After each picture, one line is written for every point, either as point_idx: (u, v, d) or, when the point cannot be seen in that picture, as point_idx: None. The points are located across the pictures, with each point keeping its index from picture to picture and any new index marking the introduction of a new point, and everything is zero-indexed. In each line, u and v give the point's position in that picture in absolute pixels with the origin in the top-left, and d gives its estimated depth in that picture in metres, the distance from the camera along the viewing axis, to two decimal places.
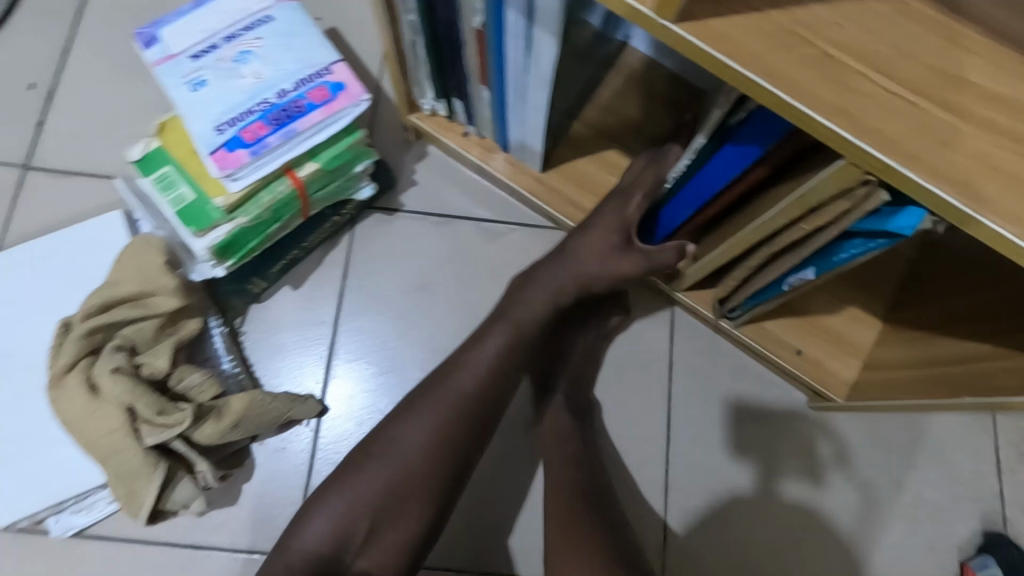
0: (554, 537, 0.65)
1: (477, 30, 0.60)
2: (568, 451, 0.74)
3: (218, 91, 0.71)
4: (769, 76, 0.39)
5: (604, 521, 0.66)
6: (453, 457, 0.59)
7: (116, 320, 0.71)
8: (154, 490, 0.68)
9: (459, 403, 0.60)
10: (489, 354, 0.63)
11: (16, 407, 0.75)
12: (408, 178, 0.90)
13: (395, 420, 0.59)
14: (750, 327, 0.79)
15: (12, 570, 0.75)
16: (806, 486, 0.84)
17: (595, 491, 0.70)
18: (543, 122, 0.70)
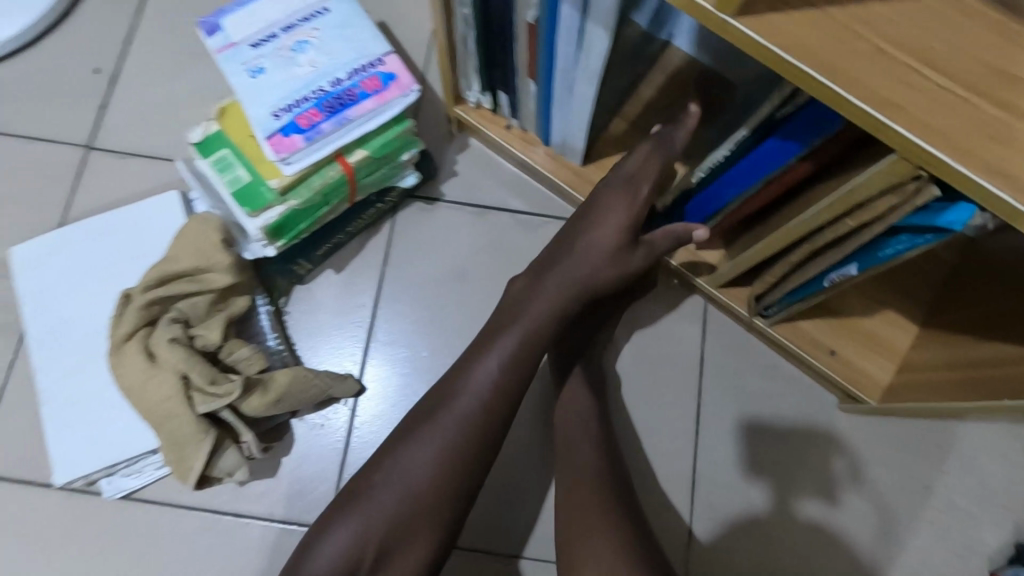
0: (568, 530, 0.67)
1: (529, 24, 0.63)
2: (576, 442, 0.75)
3: (277, 79, 0.75)
4: (824, 69, 0.40)
5: (617, 505, 0.68)
6: (457, 480, 0.60)
7: (173, 294, 0.74)
8: (203, 456, 0.71)
9: (473, 412, 0.62)
10: (496, 364, 0.63)
11: (75, 373, 0.79)
12: (449, 168, 0.92)
13: (423, 424, 0.62)
14: (784, 326, 0.80)
15: (67, 525, 0.79)
16: (819, 491, 0.84)
17: (606, 474, 0.72)
18: (587, 116, 0.71)
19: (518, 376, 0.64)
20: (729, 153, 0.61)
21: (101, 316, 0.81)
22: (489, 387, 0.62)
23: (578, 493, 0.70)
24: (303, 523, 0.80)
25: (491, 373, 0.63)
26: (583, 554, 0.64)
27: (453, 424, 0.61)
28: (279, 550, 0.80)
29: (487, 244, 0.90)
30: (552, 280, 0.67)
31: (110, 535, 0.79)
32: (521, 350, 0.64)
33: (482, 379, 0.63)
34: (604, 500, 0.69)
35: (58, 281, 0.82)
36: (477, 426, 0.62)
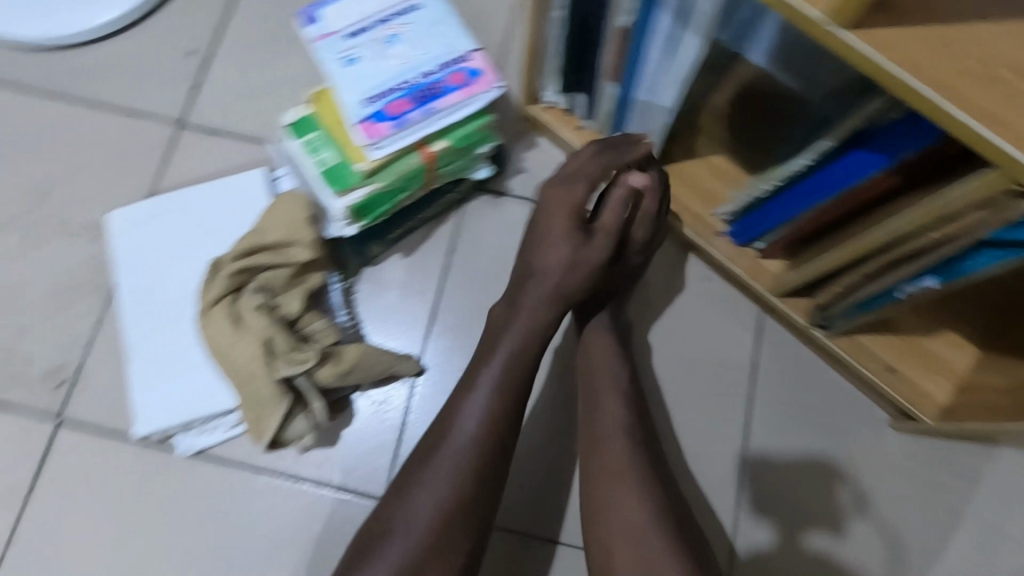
0: (591, 494, 0.67)
1: (621, 28, 0.64)
2: (597, 404, 0.72)
3: (368, 69, 0.79)
4: (934, 84, 0.42)
5: (643, 470, 0.67)
6: (466, 520, 0.62)
7: (258, 264, 0.78)
8: (278, 418, 0.75)
9: (471, 446, 0.64)
10: (482, 400, 0.66)
11: (160, 334, 0.84)
12: (517, 164, 0.95)
13: (422, 471, 0.63)
14: (846, 340, 0.80)
15: (140, 477, 0.84)
16: (852, 516, 0.85)
17: (631, 436, 0.70)
18: (669, 116, 0.74)
19: (507, 411, 0.66)
20: (810, 163, 0.64)
21: (188, 282, 0.86)
22: (477, 425, 0.64)
23: (600, 458, 0.68)
24: (358, 493, 0.84)
25: (478, 415, 0.65)
26: (610, 520, 0.64)
27: (451, 470, 0.63)
28: (339, 517, 0.83)
29: None
30: (523, 305, 0.70)
31: (180, 489, 0.83)
32: (503, 382, 0.66)
33: (467, 422, 0.65)
34: (629, 466, 0.67)
35: (147, 248, 0.87)
36: (476, 469, 0.63)
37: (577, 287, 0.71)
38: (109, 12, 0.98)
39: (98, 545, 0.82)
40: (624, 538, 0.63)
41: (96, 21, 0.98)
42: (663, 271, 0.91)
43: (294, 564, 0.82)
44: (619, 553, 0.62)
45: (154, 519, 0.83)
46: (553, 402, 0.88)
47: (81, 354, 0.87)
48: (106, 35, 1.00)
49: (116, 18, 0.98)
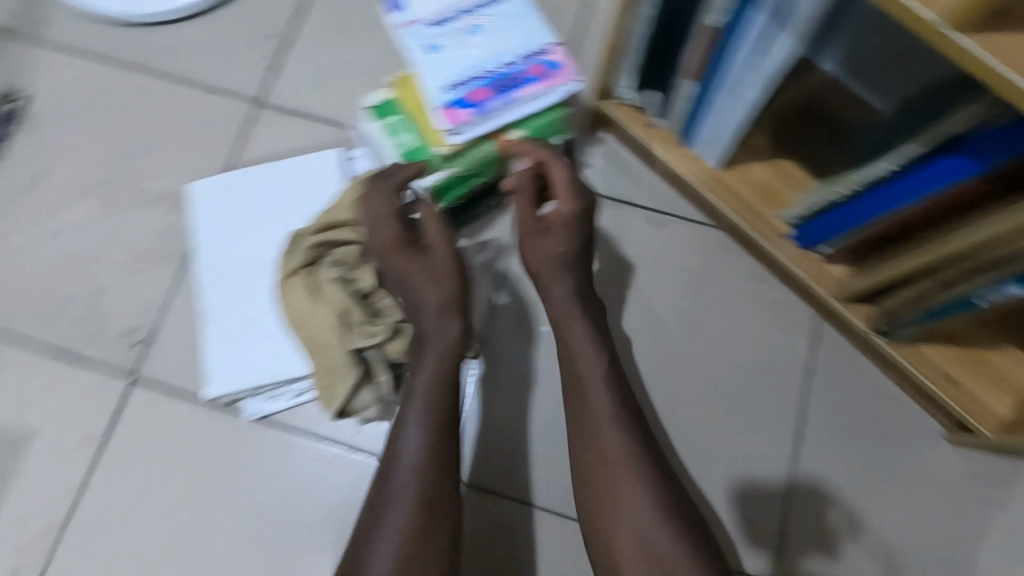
0: (586, 488, 0.69)
1: (709, 28, 0.66)
2: (584, 405, 0.72)
3: (451, 56, 0.81)
4: None
5: (638, 465, 0.68)
6: (431, 541, 0.65)
7: (335, 239, 0.81)
8: (348, 387, 0.79)
9: (419, 464, 0.67)
10: (416, 428, 0.69)
11: (238, 301, 0.89)
12: (582, 158, 0.97)
13: (384, 494, 0.67)
14: (906, 348, 0.81)
15: (208, 439, 0.87)
16: (900, 523, 0.86)
17: (622, 432, 0.69)
18: (745, 116, 0.75)
19: (440, 431, 0.69)
20: (894, 168, 0.64)
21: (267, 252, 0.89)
22: (416, 449, 0.68)
23: (592, 456, 0.69)
24: None
25: (415, 446, 0.68)
26: (612, 516, 0.66)
27: (415, 494, 0.66)
28: None
29: (612, 234, 0.95)
30: (430, 324, 0.72)
31: (243, 453, 0.87)
32: (431, 407, 0.70)
33: (409, 447, 0.68)
34: (623, 463, 0.68)
35: (227, 219, 0.91)
36: (431, 486, 0.67)
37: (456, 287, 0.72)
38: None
39: (163, 499, 0.86)
40: (627, 536, 0.65)
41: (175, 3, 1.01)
42: (722, 270, 0.93)
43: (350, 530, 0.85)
44: (620, 548, 0.65)
45: (218, 477, 0.86)
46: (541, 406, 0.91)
47: (156, 316, 0.91)
48: (183, 15, 1.03)
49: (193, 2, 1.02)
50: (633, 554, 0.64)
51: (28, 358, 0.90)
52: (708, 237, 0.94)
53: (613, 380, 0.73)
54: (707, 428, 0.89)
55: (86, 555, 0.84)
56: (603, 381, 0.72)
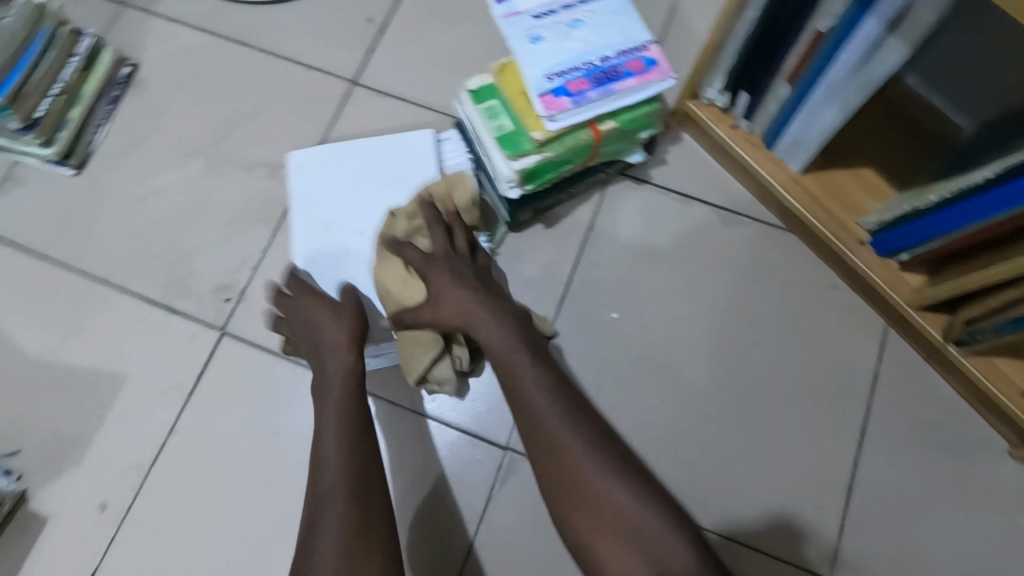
0: (551, 483, 0.63)
1: (818, 32, 0.71)
2: (524, 407, 0.67)
3: (552, 47, 0.85)
4: None
5: (597, 451, 0.62)
6: (373, 534, 0.66)
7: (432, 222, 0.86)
8: (429, 358, 0.82)
9: (342, 474, 0.70)
10: (332, 443, 0.73)
11: (329, 266, 0.92)
12: (661, 156, 1.00)
13: (310, 509, 0.68)
14: (977, 359, 0.82)
15: (290, 395, 0.92)
16: (963, 535, 0.86)
17: (570, 424, 0.64)
18: (838, 121, 0.78)
19: (356, 436, 0.73)
20: (991, 176, 0.68)
21: (358, 221, 0.94)
22: (336, 456, 0.71)
23: (544, 453, 0.64)
24: (483, 437, 0.90)
25: (335, 451, 0.72)
26: (584, 509, 0.61)
27: (346, 491, 0.69)
28: (464, 457, 0.90)
29: (685, 229, 0.98)
30: (336, 355, 0.79)
31: None
32: (342, 420, 0.74)
33: (328, 456, 0.72)
34: (575, 456, 0.62)
35: (321, 190, 0.96)
36: (359, 492, 0.69)
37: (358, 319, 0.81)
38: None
39: (243, 448, 0.90)
40: (604, 530, 0.59)
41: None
42: (793, 273, 0.95)
43: (416, 492, 0.89)
44: (599, 540, 0.59)
45: (296, 433, 0.91)
46: None
47: (248, 275, 0.96)
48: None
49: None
50: (614, 544, 0.58)
51: (126, 305, 0.96)
52: (781, 240, 0.96)
53: (544, 375, 0.68)
54: (770, 424, 0.91)
55: (167, 495, 0.89)
56: (533, 378, 0.67)
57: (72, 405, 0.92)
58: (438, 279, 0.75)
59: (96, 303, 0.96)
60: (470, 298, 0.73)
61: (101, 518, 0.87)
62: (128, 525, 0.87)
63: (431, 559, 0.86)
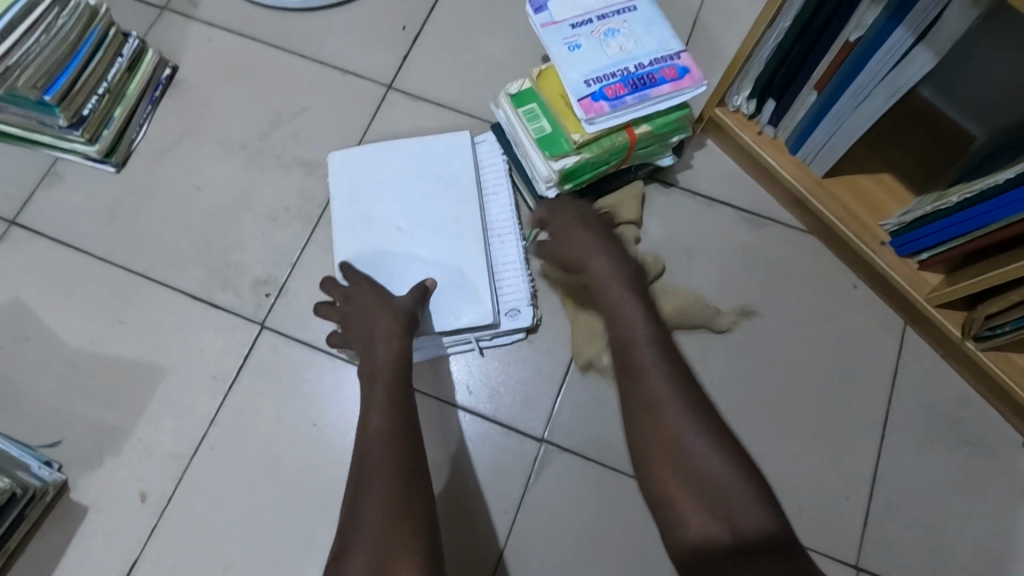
0: (637, 425, 0.64)
1: (848, 43, 0.75)
2: (625, 341, 0.70)
3: (590, 54, 0.89)
4: None
5: (687, 397, 0.64)
6: (415, 502, 0.66)
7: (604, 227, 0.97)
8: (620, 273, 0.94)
9: (386, 442, 0.72)
10: (379, 421, 0.74)
11: (373, 260, 0.95)
12: (687, 161, 1.04)
13: (356, 479, 0.69)
14: (995, 355, 0.86)
15: (328, 387, 0.94)
16: (982, 524, 0.89)
17: (669, 365, 0.67)
18: (865, 127, 0.82)
19: (398, 417, 0.75)
20: (1010, 178, 0.72)
21: (398, 214, 0.97)
22: (378, 432, 0.73)
23: (637, 384, 0.66)
24: (520, 429, 0.93)
25: (384, 429, 0.73)
26: (664, 456, 0.61)
27: (393, 465, 0.69)
28: (501, 449, 0.92)
29: (711, 230, 1.02)
30: (380, 340, 0.82)
31: None
32: (387, 399, 0.77)
33: (375, 429, 0.73)
34: (667, 395, 0.64)
35: (363, 187, 0.98)
36: (403, 461, 0.70)
37: (404, 307, 0.86)
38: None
39: (282, 439, 0.91)
40: (681, 478, 0.59)
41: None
42: (816, 272, 0.99)
43: (455, 482, 0.91)
44: (672, 479, 0.59)
45: (337, 423, 0.92)
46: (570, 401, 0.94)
47: (288, 270, 0.99)
48: (324, 6, 1.13)
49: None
50: (688, 485, 0.58)
51: (167, 298, 0.97)
52: (803, 242, 1.01)
53: (647, 314, 0.72)
54: (797, 417, 0.94)
55: (207, 485, 0.90)
56: (638, 314, 0.72)
57: (112, 396, 0.93)
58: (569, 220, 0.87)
59: (137, 296, 0.97)
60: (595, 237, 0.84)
61: (142, 507, 0.88)
62: (169, 515, 0.88)
63: (471, 547, 0.88)
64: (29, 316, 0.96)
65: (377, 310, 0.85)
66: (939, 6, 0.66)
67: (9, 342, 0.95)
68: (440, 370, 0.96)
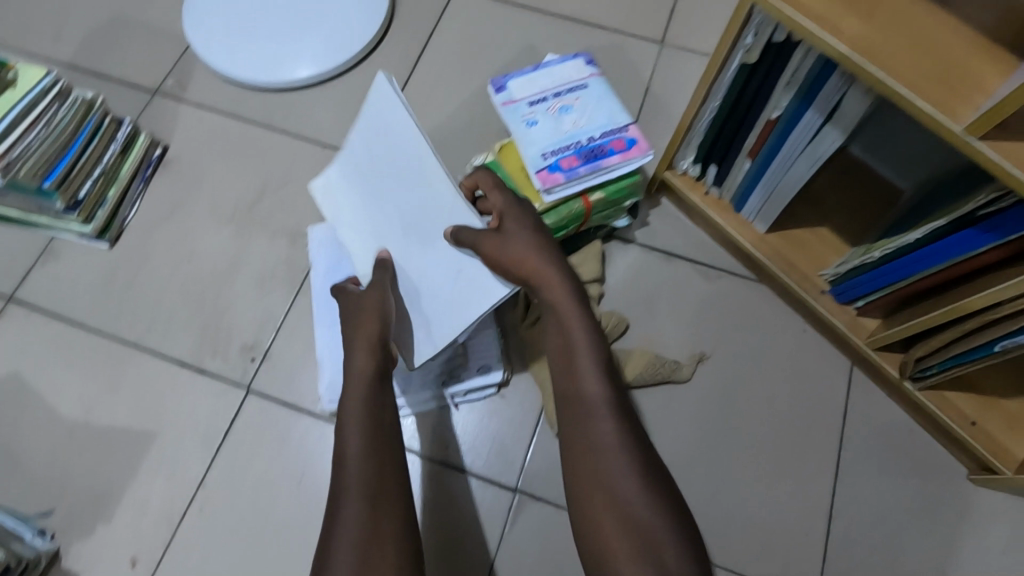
0: (581, 476, 0.72)
1: (770, 119, 0.83)
2: (576, 379, 0.78)
3: (545, 130, 0.98)
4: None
5: (627, 450, 0.71)
6: (387, 509, 0.70)
7: None
8: None
9: (366, 451, 0.74)
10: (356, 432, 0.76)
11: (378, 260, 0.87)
12: (643, 219, 1.12)
13: (338, 489, 0.72)
14: (931, 393, 0.92)
15: (310, 446, 0.98)
16: (934, 555, 0.94)
17: (612, 419, 0.74)
18: (796, 189, 0.90)
19: (378, 425, 0.77)
20: (918, 238, 0.77)
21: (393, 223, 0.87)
22: (357, 446, 0.74)
23: (584, 437, 0.73)
24: (493, 481, 0.97)
25: (363, 440, 0.75)
26: (604, 508, 0.68)
27: (373, 476, 0.72)
28: (477, 501, 0.97)
29: (668, 283, 1.09)
30: (359, 347, 0.81)
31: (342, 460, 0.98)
32: (367, 412, 0.77)
33: (352, 446, 0.74)
34: (608, 449, 0.71)
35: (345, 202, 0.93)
36: (384, 474, 0.73)
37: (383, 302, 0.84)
38: (310, 66, 1.21)
39: (266, 499, 0.96)
40: (617, 530, 0.66)
41: (298, 75, 1.21)
42: (767, 319, 1.07)
43: (432, 534, 0.95)
44: (609, 529, 0.67)
45: (318, 482, 0.96)
46: (542, 451, 0.99)
47: (272, 335, 1.05)
48: (305, 84, 1.23)
49: (313, 74, 1.21)
50: (619, 529, 0.66)
51: (156, 367, 1.03)
52: (753, 290, 1.08)
53: (595, 361, 0.78)
54: (755, 457, 0.99)
55: (194, 549, 0.93)
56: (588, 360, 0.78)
57: (102, 464, 0.97)
58: (518, 232, 0.82)
59: (127, 365, 1.03)
60: (549, 258, 0.81)
61: (132, 573, 0.92)
62: None
63: None
64: (24, 389, 1.01)
65: (370, 304, 0.83)
66: (838, 94, 0.74)
67: (7, 415, 1.00)
68: (416, 426, 1.01)
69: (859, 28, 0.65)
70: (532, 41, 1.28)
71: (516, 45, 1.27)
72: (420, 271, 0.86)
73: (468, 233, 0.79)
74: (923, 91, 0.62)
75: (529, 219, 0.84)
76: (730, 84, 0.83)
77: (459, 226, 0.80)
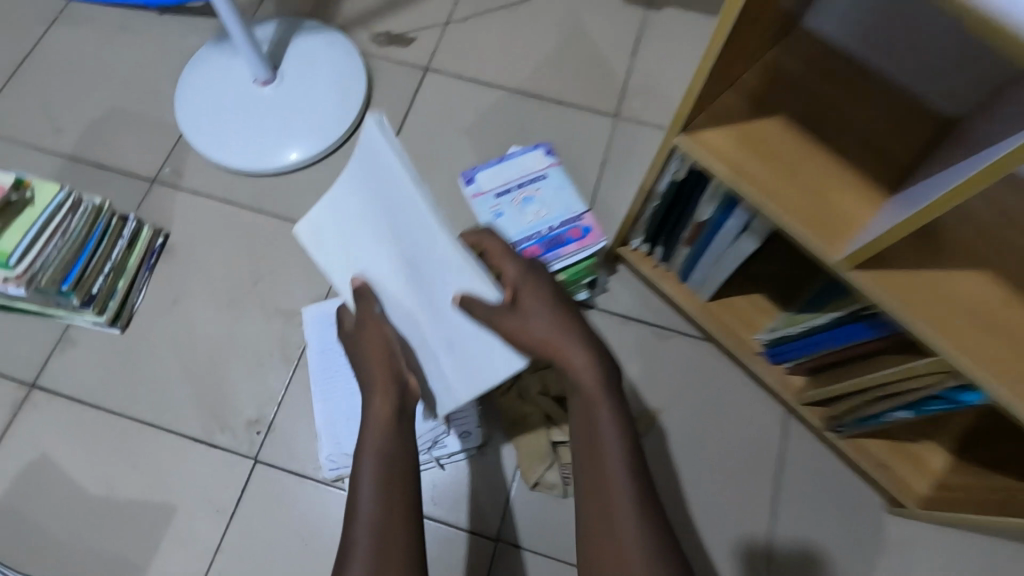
0: (595, 546, 0.72)
1: (700, 221, 0.98)
2: (596, 442, 0.77)
3: (510, 221, 1.11)
4: (888, 292, 0.74)
5: (642, 518, 0.72)
6: (395, 534, 0.72)
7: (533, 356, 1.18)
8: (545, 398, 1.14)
9: (383, 474, 0.76)
10: (373, 449, 0.77)
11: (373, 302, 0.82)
12: (603, 286, 1.26)
13: (356, 502, 0.75)
14: (849, 441, 1.08)
15: (312, 509, 1.11)
16: None
17: (632, 484, 0.74)
18: (727, 274, 1.05)
19: (398, 445, 0.78)
20: (824, 323, 0.92)
21: (384, 261, 0.81)
22: (375, 465, 0.76)
23: (602, 504, 0.73)
24: (476, 533, 1.11)
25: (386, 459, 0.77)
26: None
27: (391, 496, 0.75)
28: (462, 550, 1.10)
29: (626, 344, 1.23)
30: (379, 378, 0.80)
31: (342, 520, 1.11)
32: (388, 434, 0.78)
33: (370, 465, 0.76)
34: (624, 519, 0.71)
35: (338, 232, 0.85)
36: (399, 496, 0.75)
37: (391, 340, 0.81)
38: (298, 152, 1.32)
39: (275, 558, 1.08)
40: None
41: (288, 160, 1.32)
42: (713, 373, 1.21)
43: None
44: None
45: (321, 540, 1.09)
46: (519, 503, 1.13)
47: (274, 409, 1.17)
48: (294, 168, 1.34)
49: (301, 159, 1.32)
50: None
51: (170, 442, 1.14)
52: (701, 348, 1.22)
53: (616, 426, 0.77)
54: (704, 498, 1.14)
55: None
56: (609, 426, 0.77)
57: (127, 534, 1.09)
58: (535, 305, 0.81)
59: (144, 442, 1.15)
60: (571, 336, 0.80)
61: None
62: None
63: None
64: (50, 467, 1.13)
65: (378, 345, 0.81)
66: (749, 213, 0.88)
67: (37, 493, 1.11)
68: None
69: (761, 171, 0.80)
70: (500, 119, 1.41)
71: (487, 124, 1.40)
72: (421, 318, 0.81)
73: (481, 306, 0.75)
74: (811, 227, 0.77)
75: (544, 291, 0.83)
76: (664, 193, 0.97)
77: (467, 294, 0.76)
